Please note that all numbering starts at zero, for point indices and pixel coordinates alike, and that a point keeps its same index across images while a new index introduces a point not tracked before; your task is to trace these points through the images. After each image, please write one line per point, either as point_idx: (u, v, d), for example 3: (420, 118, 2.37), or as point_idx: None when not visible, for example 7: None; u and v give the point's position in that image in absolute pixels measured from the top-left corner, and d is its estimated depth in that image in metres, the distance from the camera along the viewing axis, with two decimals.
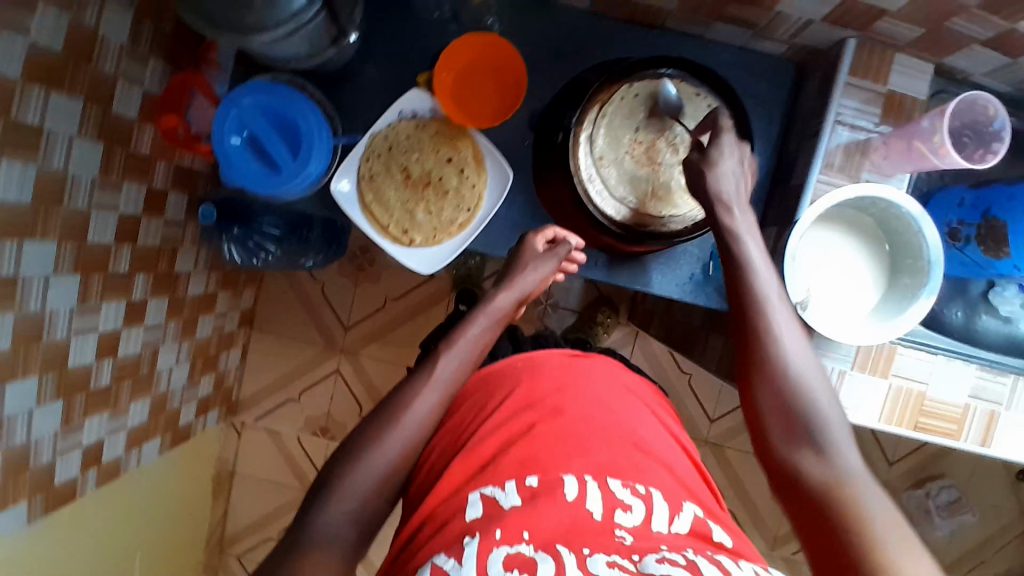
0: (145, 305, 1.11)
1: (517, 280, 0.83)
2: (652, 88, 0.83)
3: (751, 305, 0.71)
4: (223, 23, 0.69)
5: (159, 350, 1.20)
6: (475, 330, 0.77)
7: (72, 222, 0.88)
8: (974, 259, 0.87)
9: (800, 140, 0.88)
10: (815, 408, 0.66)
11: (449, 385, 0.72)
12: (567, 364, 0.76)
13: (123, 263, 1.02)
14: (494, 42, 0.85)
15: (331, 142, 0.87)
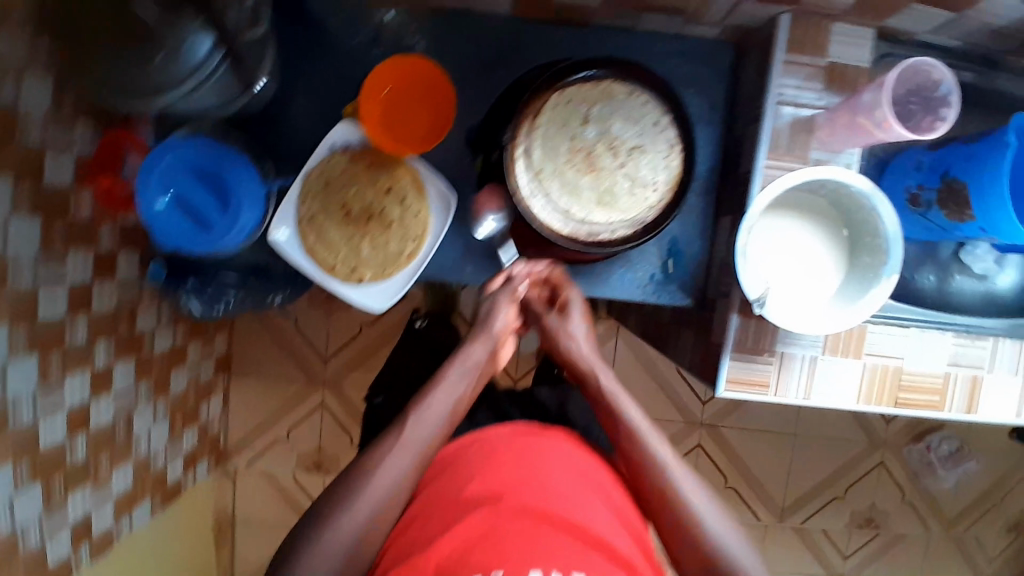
0: (111, 372, 1.06)
1: (483, 328, 0.84)
2: (584, 92, 0.79)
3: (636, 450, 0.76)
4: (121, 84, 0.66)
5: (133, 414, 1.15)
6: (449, 381, 0.79)
7: (21, 303, 0.84)
8: (939, 224, 0.84)
9: (745, 125, 0.84)
10: (730, 551, 0.69)
11: (424, 444, 0.73)
12: (521, 455, 0.73)
13: (80, 332, 0.97)
14: (416, 64, 0.83)
15: (263, 190, 0.84)
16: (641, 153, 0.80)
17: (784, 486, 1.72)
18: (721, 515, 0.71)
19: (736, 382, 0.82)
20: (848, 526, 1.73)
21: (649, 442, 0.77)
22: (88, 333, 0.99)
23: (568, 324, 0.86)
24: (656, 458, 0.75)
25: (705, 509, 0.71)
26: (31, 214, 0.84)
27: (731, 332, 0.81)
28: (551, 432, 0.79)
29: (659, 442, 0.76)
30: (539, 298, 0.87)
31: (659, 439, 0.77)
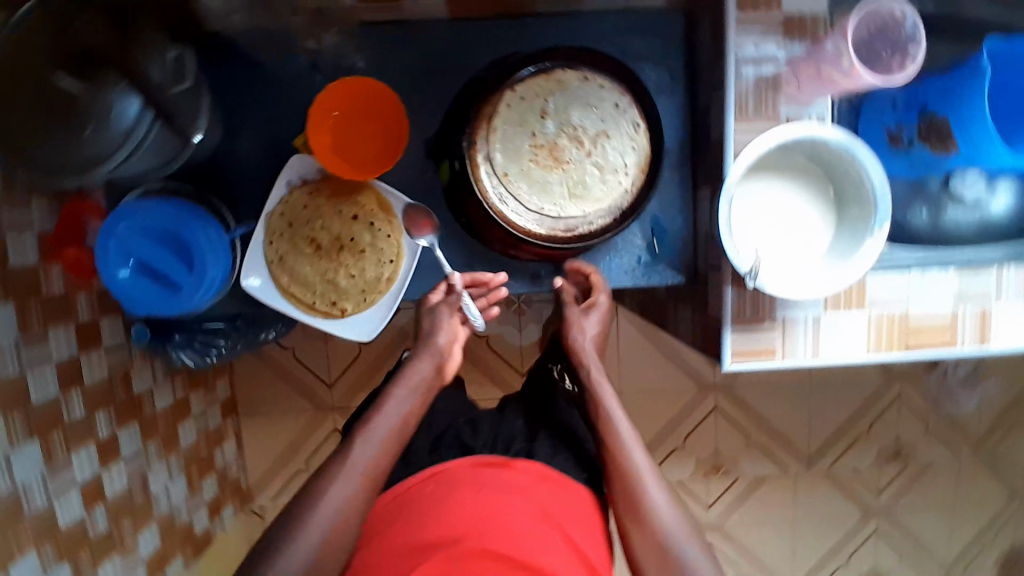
0: (116, 440, 1.03)
1: (427, 345, 0.82)
2: (537, 85, 0.76)
3: (615, 457, 0.73)
4: (53, 165, 0.64)
5: (147, 476, 1.12)
6: (393, 405, 0.74)
7: (11, 392, 0.82)
8: (924, 159, 0.81)
9: (708, 92, 0.81)
10: (683, 549, 0.67)
11: (367, 471, 0.68)
12: (478, 493, 0.69)
13: (77, 407, 0.94)
14: (360, 85, 0.80)
15: (225, 240, 0.81)
16: (606, 139, 0.77)
17: (808, 435, 1.71)
18: (688, 534, 0.68)
19: (741, 354, 0.79)
20: (877, 463, 1.73)
21: (627, 449, 0.73)
22: (87, 408, 0.96)
23: (581, 317, 0.84)
24: (632, 467, 0.72)
25: (674, 526, 0.68)
26: (3, 300, 0.81)
27: (728, 304, 0.78)
28: (516, 464, 0.74)
29: (636, 449, 0.73)
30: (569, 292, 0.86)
31: (636, 444, 0.74)
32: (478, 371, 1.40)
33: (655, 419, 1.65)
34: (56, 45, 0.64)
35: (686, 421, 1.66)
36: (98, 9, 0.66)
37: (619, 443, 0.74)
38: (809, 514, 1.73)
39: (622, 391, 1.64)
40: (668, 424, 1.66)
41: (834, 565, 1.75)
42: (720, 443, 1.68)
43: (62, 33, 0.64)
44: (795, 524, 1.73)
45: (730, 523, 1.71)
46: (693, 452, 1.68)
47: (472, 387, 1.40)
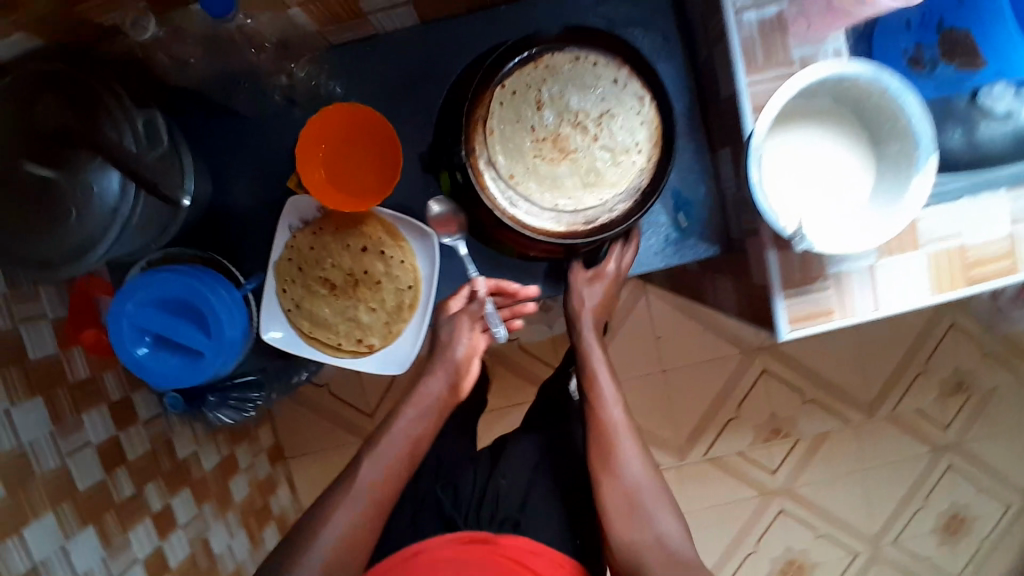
0: (171, 509, 0.99)
1: (442, 358, 0.83)
2: (526, 76, 0.71)
3: (597, 413, 0.82)
4: (32, 260, 0.62)
5: (208, 538, 1.07)
6: (404, 424, 0.80)
7: (56, 485, 0.80)
8: (948, 78, 0.77)
9: (709, 46, 0.75)
10: (640, 485, 0.79)
11: (371, 490, 0.76)
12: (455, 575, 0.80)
13: (126, 485, 0.92)
14: (342, 110, 0.76)
15: (238, 296, 0.78)
16: (611, 117, 0.71)
17: (864, 381, 1.63)
18: (651, 483, 0.79)
19: (796, 320, 0.75)
20: (940, 398, 1.64)
21: (606, 406, 0.82)
22: (135, 485, 0.93)
23: (587, 287, 0.82)
24: (609, 423, 0.82)
25: (639, 476, 0.79)
26: (30, 395, 0.79)
27: (774, 270, 0.73)
28: (497, 539, 0.84)
29: (614, 407, 0.82)
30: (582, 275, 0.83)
31: (615, 402, 0.83)
32: (515, 378, 1.36)
33: (703, 392, 1.60)
34: (23, 134, 0.62)
35: (736, 389, 1.60)
36: (53, 86, 0.63)
37: (601, 401, 0.82)
38: (877, 461, 1.66)
39: (665, 370, 1.58)
40: (719, 395, 1.60)
41: (914, 509, 1.68)
42: (775, 406, 1.62)
43: (26, 121, 0.62)
44: (865, 474, 1.66)
45: (800, 485, 1.64)
46: (748, 420, 1.62)
47: (512, 395, 1.36)
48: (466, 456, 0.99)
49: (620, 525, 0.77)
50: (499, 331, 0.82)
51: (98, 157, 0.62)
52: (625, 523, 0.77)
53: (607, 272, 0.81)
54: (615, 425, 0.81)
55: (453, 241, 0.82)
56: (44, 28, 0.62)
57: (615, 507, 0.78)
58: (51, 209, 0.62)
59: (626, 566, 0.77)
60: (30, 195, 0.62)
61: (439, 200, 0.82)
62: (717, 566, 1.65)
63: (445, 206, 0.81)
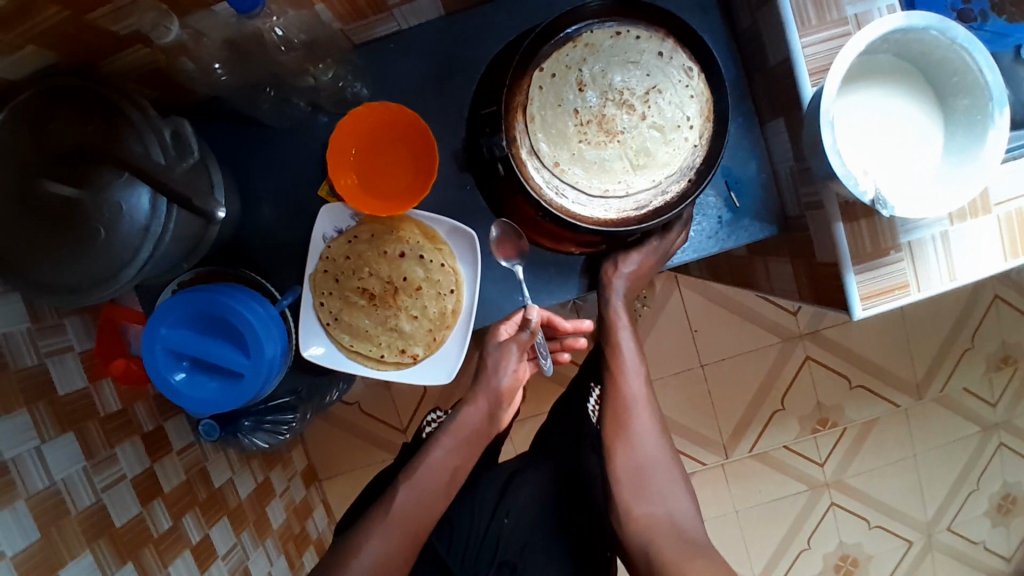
0: (209, 539, 0.94)
1: (484, 384, 0.79)
2: (565, 58, 0.67)
3: (617, 382, 0.80)
4: (61, 288, 0.59)
5: (249, 568, 1.02)
6: (439, 453, 0.76)
7: (91, 522, 0.76)
8: (996, 32, 0.71)
9: (752, 11, 0.71)
10: (656, 462, 0.77)
11: (409, 515, 0.72)
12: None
13: (164, 518, 0.87)
14: (371, 111, 0.72)
15: (274, 312, 0.74)
16: (658, 94, 0.67)
17: (910, 361, 1.57)
18: (664, 459, 0.78)
19: (870, 298, 0.69)
20: (986, 374, 1.58)
21: (627, 376, 0.80)
22: (174, 517, 0.89)
23: (625, 253, 0.76)
24: (629, 393, 0.79)
25: (653, 450, 0.77)
26: (61, 432, 0.75)
27: (843, 244, 0.68)
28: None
29: (635, 378, 0.80)
30: (620, 278, 0.77)
31: (637, 373, 0.80)
32: (551, 384, 1.31)
33: (744, 384, 1.54)
34: (33, 152, 0.58)
35: (778, 380, 1.54)
36: (69, 104, 0.59)
37: (622, 370, 0.80)
38: (928, 445, 1.59)
39: (704, 365, 1.53)
40: (763, 385, 1.54)
41: (969, 491, 1.60)
42: (819, 395, 1.55)
43: (37, 138, 0.58)
44: (916, 458, 1.59)
45: (849, 475, 1.57)
46: (793, 410, 1.55)
47: (549, 401, 1.31)
48: (498, 472, 0.98)
49: (630, 498, 0.76)
50: (547, 363, 0.86)
51: (124, 172, 0.58)
52: (636, 498, 0.75)
53: (647, 246, 0.76)
54: (635, 397, 0.79)
55: (511, 265, 0.78)
56: (61, 41, 0.58)
57: (627, 480, 0.76)
58: (74, 230, 0.59)
59: (636, 545, 0.75)
60: (48, 215, 0.58)
61: (499, 223, 0.77)
62: (771, 564, 1.58)
63: (507, 224, 0.77)
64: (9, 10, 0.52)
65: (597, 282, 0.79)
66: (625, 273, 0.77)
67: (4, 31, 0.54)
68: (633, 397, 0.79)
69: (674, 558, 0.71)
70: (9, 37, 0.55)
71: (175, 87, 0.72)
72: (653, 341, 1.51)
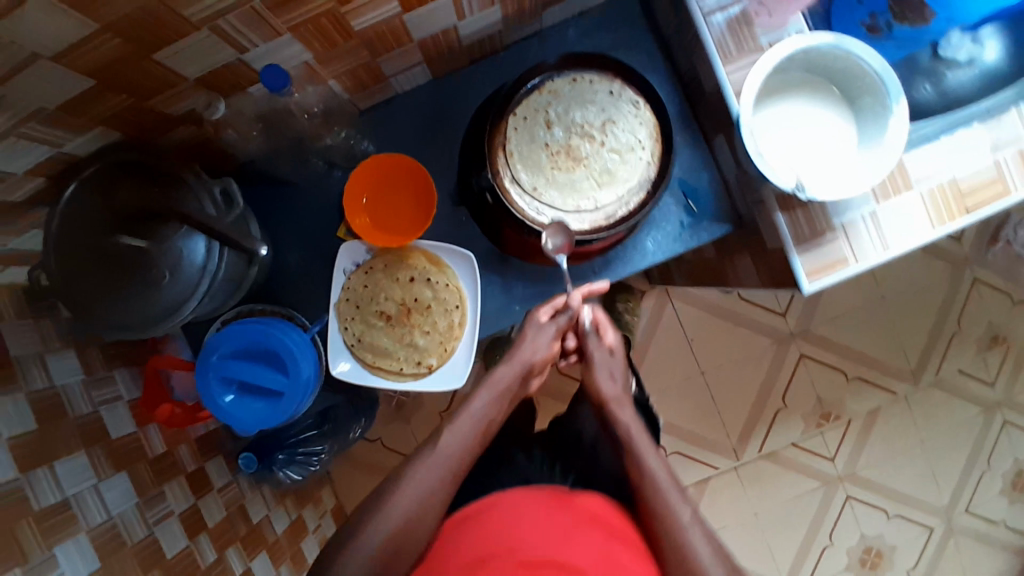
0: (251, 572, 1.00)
1: (520, 352, 0.80)
2: (533, 103, 0.81)
3: (657, 509, 0.70)
4: (129, 322, 0.71)
5: None
6: (478, 405, 0.76)
7: (146, 554, 0.82)
8: (906, 35, 0.86)
9: (687, 50, 0.85)
10: None
11: (455, 461, 0.72)
12: (541, 520, 0.67)
13: (208, 550, 0.94)
14: (380, 161, 0.86)
15: (307, 338, 0.86)
16: (613, 124, 0.81)
17: (902, 350, 1.65)
18: None
19: (815, 274, 0.81)
20: (978, 354, 1.65)
21: (665, 497, 0.71)
22: (217, 549, 0.95)
23: (606, 361, 0.82)
24: (675, 517, 0.69)
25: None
26: (115, 470, 0.83)
27: (785, 231, 0.80)
28: (572, 497, 0.73)
29: (676, 499, 0.71)
30: (613, 370, 0.82)
31: (680, 496, 0.71)
32: (561, 400, 1.40)
33: (744, 388, 1.62)
34: (105, 211, 0.70)
35: (777, 380, 1.62)
36: (133, 175, 0.72)
37: (659, 491, 0.71)
38: (933, 431, 1.65)
39: (704, 372, 1.62)
40: (763, 387, 1.62)
41: (982, 472, 1.66)
42: (820, 391, 1.63)
43: (107, 200, 0.70)
44: (924, 446, 1.65)
45: (861, 468, 1.63)
46: (796, 408, 1.63)
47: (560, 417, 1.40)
48: None
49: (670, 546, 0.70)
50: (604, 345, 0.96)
51: (184, 225, 0.72)
52: None
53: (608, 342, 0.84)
54: (687, 526, 0.69)
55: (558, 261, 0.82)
56: (124, 123, 0.72)
57: None
58: (142, 274, 0.71)
59: None
60: (119, 261, 0.70)
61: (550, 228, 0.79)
62: (797, 564, 1.62)
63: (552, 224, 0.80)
64: (87, 98, 0.64)
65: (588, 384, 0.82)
66: (619, 373, 0.82)
67: (81, 114, 0.66)
68: (677, 521, 0.69)
69: None
70: (83, 120, 0.67)
71: (212, 158, 0.85)
72: (653, 355, 1.61)
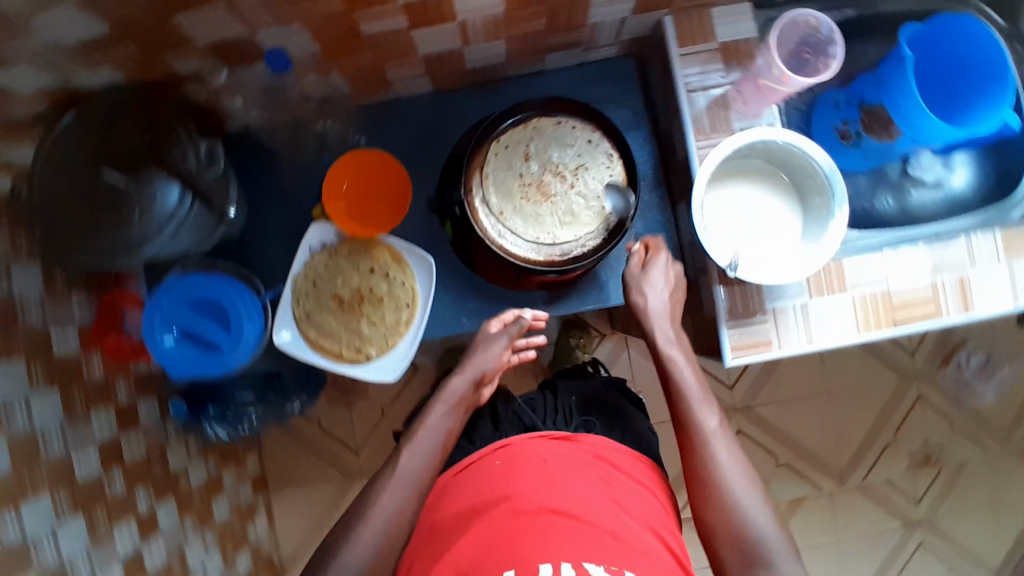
0: (155, 515, 0.98)
1: (471, 362, 0.90)
2: (517, 135, 0.87)
3: (683, 412, 0.83)
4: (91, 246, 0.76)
5: (185, 551, 1.04)
6: (434, 418, 0.85)
7: (58, 471, 0.80)
8: (874, 148, 0.93)
9: (669, 118, 0.92)
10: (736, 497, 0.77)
11: (419, 476, 0.79)
12: (545, 464, 0.81)
13: (119, 482, 0.91)
14: (367, 155, 0.91)
15: (258, 303, 0.90)
16: (585, 170, 0.87)
17: (838, 448, 1.67)
18: (753, 493, 0.77)
19: (739, 349, 0.86)
20: (910, 470, 1.66)
21: (690, 402, 0.83)
22: (126, 483, 0.93)
23: (644, 277, 0.88)
24: (698, 420, 0.82)
25: (746, 493, 0.77)
26: (46, 385, 0.81)
27: (720, 303, 0.86)
28: (580, 438, 0.87)
29: (699, 406, 0.83)
30: (657, 282, 0.88)
31: (708, 407, 0.83)
32: None
33: None
34: (99, 150, 0.77)
35: None
36: (133, 120, 0.78)
37: (684, 397, 0.84)
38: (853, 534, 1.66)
39: None
40: None
41: None
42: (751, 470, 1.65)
43: (102, 141, 0.77)
44: (840, 546, 1.66)
45: None
46: None
47: None
48: None
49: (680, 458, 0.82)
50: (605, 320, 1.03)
51: (166, 174, 0.78)
52: (724, 518, 0.76)
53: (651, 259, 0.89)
54: (710, 433, 0.81)
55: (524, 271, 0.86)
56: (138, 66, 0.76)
57: (706, 500, 0.78)
58: (118, 209, 0.76)
59: (713, 516, 0.77)
60: (101, 194, 0.76)
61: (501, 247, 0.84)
62: None
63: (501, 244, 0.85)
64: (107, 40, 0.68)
65: (631, 287, 0.89)
66: (665, 277, 0.88)
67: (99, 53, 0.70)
68: (700, 420, 0.82)
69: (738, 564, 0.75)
70: (97, 56, 0.70)
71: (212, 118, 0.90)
72: None
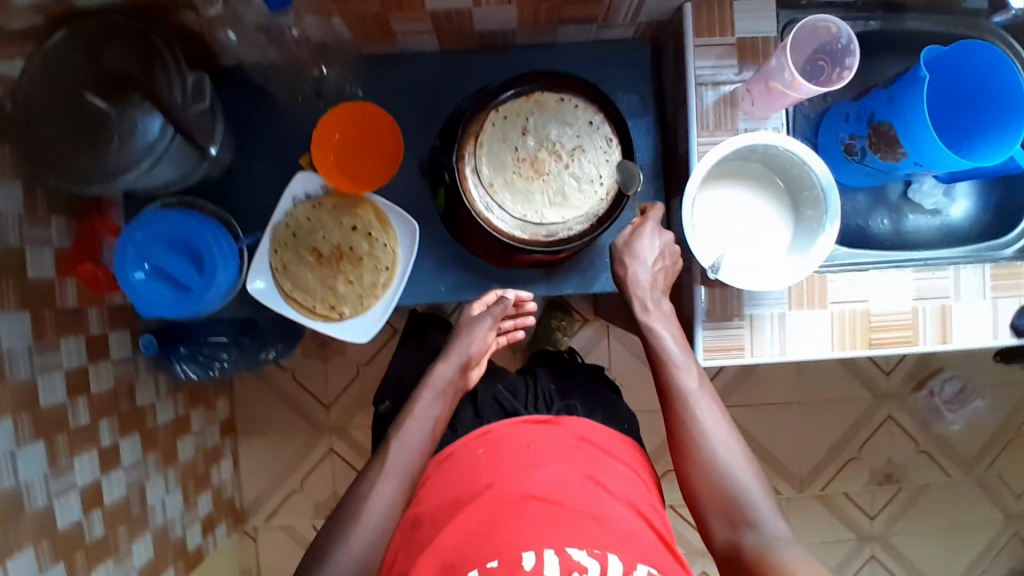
0: (118, 448, 0.98)
1: (457, 345, 0.89)
2: (517, 107, 0.85)
3: (666, 378, 0.82)
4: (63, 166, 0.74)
5: (145, 486, 1.05)
6: (422, 406, 0.84)
7: (21, 396, 0.79)
8: (876, 167, 0.91)
9: (675, 110, 0.90)
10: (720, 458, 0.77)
11: (408, 469, 0.79)
12: (527, 449, 0.82)
13: (84, 414, 0.91)
14: (362, 107, 0.88)
15: (235, 248, 0.88)
16: (582, 153, 0.85)
17: (802, 458, 1.69)
18: (737, 452, 0.78)
19: (712, 350, 0.86)
20: (869, 486, 1.69)
21: (673, 367, 0.82)
22: (92, 416, 0.92)
23: (632, 247, 0.86)
24: (680, 384, 0.81)
25: (729, 455, 0.77)
26: (17, 308, 0.78)
27: (700, 303, 0.86)
28: (563, 421, 0.87)
29: (682, 371, 0.82)
30: (645, 250, 0.86)
31: (689, 369, 0.82)
32: None
33: None
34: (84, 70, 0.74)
35: None
36: (121, 42, 0.76)
37: (668, 362, 0.82)
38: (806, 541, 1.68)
39: None
40: None
41: None
42: None
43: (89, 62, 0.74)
44: None
45: None
46: None
47: None
48: None
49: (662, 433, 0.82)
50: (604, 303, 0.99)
51: (148, 101, 0.75)
52: (707, 478, 0.76)
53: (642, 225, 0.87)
54: (692, 395, 0.80)
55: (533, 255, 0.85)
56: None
57: (691, 463, 0.78)
58: (96, 133, 0.75)
59: (698, 480, 0.77)
60: (80, 115, 0.74)
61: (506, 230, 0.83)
62: None
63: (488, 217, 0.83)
64: None
65: (620, 257, 0.87)
66: (657, 245, 0.86)
67: None
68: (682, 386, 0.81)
69: (720, 523, 0.75)
70: None
71: (205, 51, 0.87)
72: None
